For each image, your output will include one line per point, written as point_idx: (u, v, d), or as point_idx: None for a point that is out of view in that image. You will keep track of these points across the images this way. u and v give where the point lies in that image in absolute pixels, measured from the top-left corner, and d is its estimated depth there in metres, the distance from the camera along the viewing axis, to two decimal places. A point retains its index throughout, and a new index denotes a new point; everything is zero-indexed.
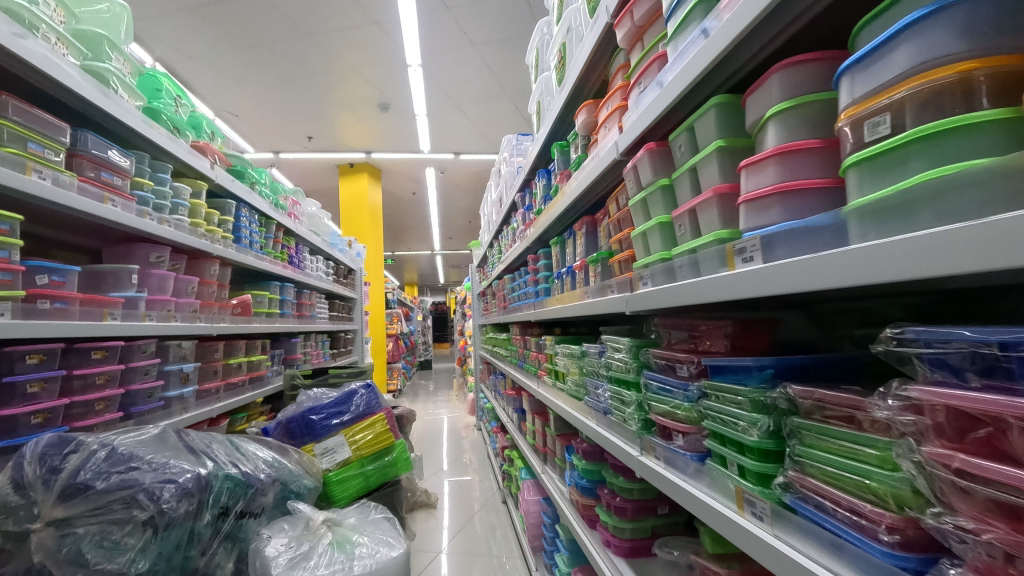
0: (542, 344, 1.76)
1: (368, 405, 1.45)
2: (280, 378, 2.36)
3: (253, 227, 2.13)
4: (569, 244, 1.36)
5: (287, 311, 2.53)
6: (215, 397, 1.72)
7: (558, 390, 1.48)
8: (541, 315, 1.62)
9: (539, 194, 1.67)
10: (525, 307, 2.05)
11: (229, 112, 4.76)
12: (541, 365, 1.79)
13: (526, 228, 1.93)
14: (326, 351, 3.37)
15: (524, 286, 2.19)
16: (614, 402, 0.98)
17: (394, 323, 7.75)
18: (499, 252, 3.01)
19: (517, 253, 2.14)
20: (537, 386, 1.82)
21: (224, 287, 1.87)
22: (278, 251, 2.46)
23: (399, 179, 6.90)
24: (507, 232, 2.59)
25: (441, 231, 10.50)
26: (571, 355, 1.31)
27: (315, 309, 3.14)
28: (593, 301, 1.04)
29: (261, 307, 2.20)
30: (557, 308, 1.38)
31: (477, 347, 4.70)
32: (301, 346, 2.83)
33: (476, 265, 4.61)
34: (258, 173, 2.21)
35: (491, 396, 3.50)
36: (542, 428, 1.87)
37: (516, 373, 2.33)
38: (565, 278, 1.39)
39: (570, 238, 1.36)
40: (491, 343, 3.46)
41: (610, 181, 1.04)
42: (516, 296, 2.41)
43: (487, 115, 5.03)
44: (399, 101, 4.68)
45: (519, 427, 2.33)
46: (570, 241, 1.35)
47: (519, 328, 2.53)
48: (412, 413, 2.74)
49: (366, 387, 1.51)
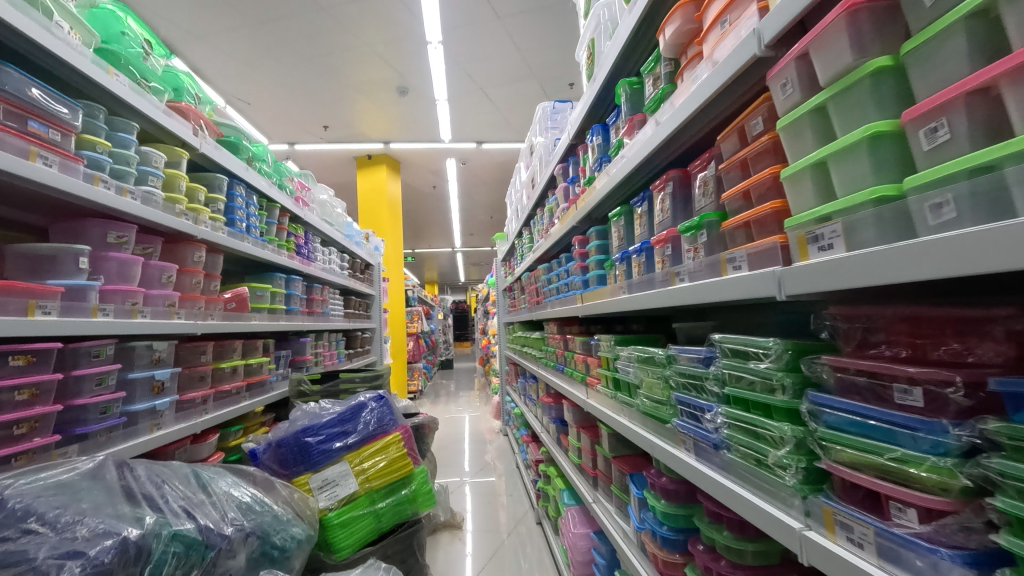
0: (593, 346, 1.44)
1: (380, 423, 1.14)
2: (285, 383, 2.08)
3: (251, 209, 1.84)
4: (639, 216, 1.05)
5: (295, 308, 2.26)
6: (200, 409, 1.44)
7: (621, 405, 1.16)
8: (592, 309, 1.31)
9: (591, 159, 1.34)
10: (566, 300, 1.73)
11: (241, 100, 4.53)
12: (592, 370, 1.46)
13: (569, 205, 1.61)
14: (341, 350, 3.10)
15: (565, 275, 1.87)
16: (737, 433, 0.66)
17: (414, 322, 7.49)
18: (530, 241, 2.69)
19: (555, 238, 1.82)
20: (586, 396, 1.49)
21: (215, 278, 1.59)
22: (283, 239, 2.18)
23: (419, 171, 6.62)
24: (541, 216, 2.27)
25: (462, 227, 10.21)
26: (647, 360, 0.98)
27: (328, 306, 2.86)
28: (697, 285, 0.72)
29: (262, 302, 1.92)
30: (621, 300, 1.06)
31: (502, 347, 4.39)
32: (311, 347, 2.55)
33: (501, 259, 4.30)
34: (257, 151, 1.93)
35: (521, 402, 3.18)
36: (590, 446, 1.55)
37: (553, 378, 2.00)
38: (632, 258, 1.07)
39: (639, 207, 1.04)
40: (520, 342, 3.15)
41: (729, 102, 0.71)
42: (553, 289, 2.10)
43: (511, 98, 4.71)
44: (419, 84, 4.40)
45: (558, 441, 2.01)
46: (642, 209, 1.03)
47: (555, 326, 2.22)
48: (434, 421, 2.45)
49: (379, 399, 1.20)
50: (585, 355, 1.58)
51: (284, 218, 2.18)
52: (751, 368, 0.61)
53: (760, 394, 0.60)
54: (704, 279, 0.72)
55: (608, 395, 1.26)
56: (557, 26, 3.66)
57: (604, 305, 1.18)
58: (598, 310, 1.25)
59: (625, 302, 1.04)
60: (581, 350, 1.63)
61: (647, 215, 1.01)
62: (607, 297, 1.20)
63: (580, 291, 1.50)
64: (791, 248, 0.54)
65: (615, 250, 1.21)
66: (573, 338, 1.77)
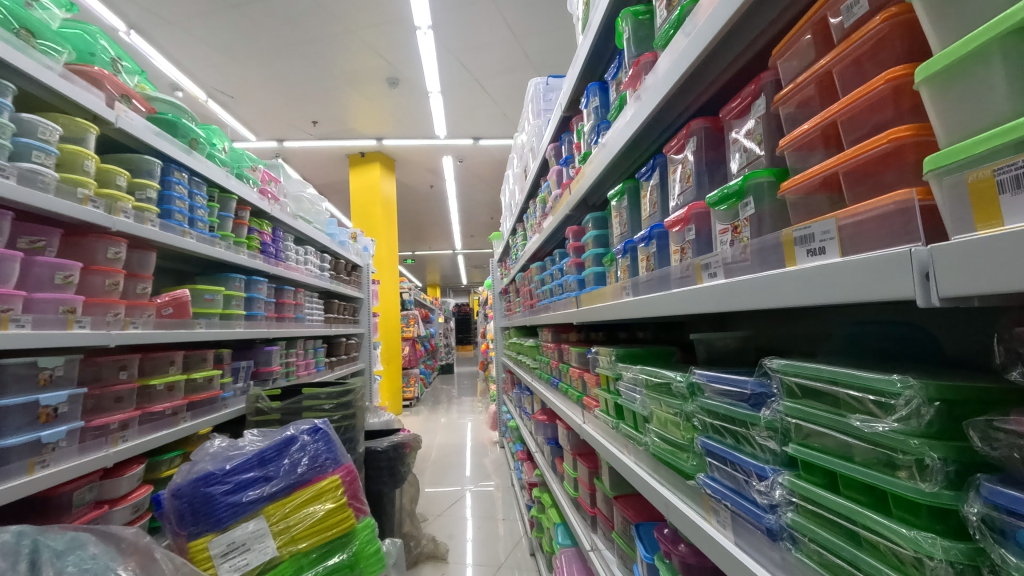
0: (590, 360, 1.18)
1: (315, 461, 0.90)
2: (242, 399, 1.83)
3: (197, 200, 1.60)
4: (648, 192, 0.80)
5: (257, 313, 2.01)
6: (116, 437, 1.19)
7: (625, 438, 0.90)
8: (588, 317, 1.05)
9: (587, 127, 1.09)
10: (560, 307, 1.47)
11: (223, 93, 4.30)
12: (588, 388, 1.21)
13: (562, 191, 1.36)
14: (319, 359, 2.85)
15: (560, 274, 1.61)
16: (813, 523, 0.40)
17: (411, 326, 7.25)
18: (524, 238, 2.43)
19: (549, 230, 1.56)
20: (581, 420, 1.24)
21: (143, 280, 1.35)
22: (242, 236, 1.93)
23: (415, 169, 6.38)
24: (534, 209, 2.01)
25: (461, 228, 9.96)
26: (659, 386, 0.73)
27: (303, 311, 2.62)
28: (740, 282, 0.47)
29: (212, 307, 1.68)
30: (626, 306, 0.81)
31: (498, 353, 4.14)
32: (281, 356, 2.31)
33: (497, 260, 4.05)
34: (207, 135, 1.68)
35: (516, 415, 2.92)
36: (587, 479, 1.30)
37: (548, 393, 1.75)
38: (638, 249, 0.82)
39: (649, 180, 0.79)
40: (515, 349, 2.91)
41: None
42: (546, 291, 1.85)
43: (508, 90, 4.47)
44: (410, 75, 4.17)
45: (553, 466, 1.75)
46: (653, 180, 0.78)
47: (549, 333, 1.97)
48: (416, 439, 2.20)
49: (315, 431, 0.96)
50: (581, 370, 1.33)
51: (245, 213, 1.93)
52: (847, 423, 0.36)
53: (863, 468, 0.35)
54: (754, 273, 0.47)
55: (609, 423, 1.01)
56: (556, 10, 3.42)
57: (603, 313, 0.93)
58: (595, 315, 1.00)
59: (632, 308, 0.78)
60: (578, 363, 1.37)
61: (659, 189, 0.76)
62: (608, 301, 0.95)
63: (575, 294, 1.25)
64: (943, 209, 0.29)
65: (616, 240, 0.96)
66: (568, 348, 1.52)
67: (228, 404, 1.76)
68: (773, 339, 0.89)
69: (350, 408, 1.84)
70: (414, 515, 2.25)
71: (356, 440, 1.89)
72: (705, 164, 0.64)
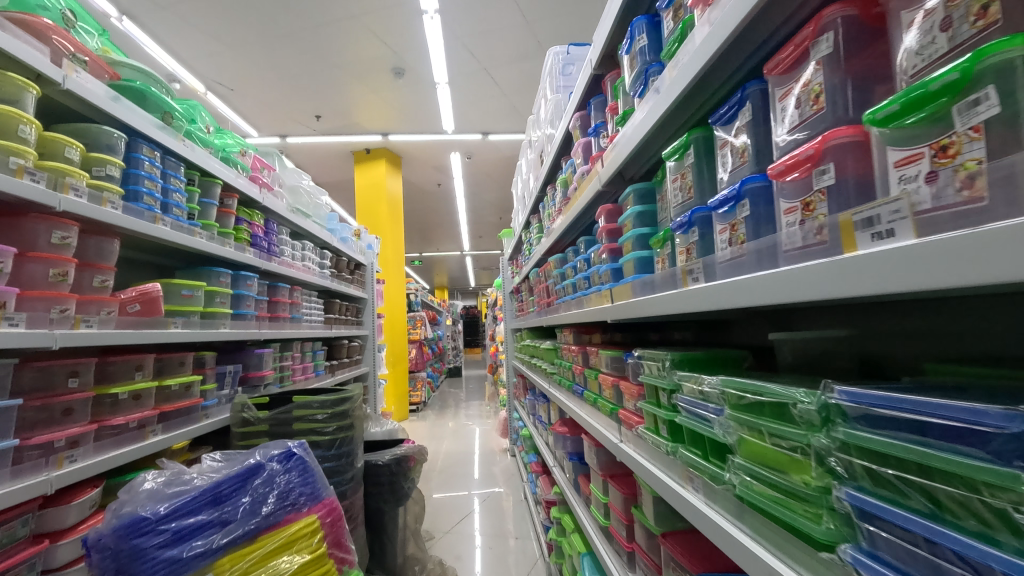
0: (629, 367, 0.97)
1: (273, 512, 0.86)
2: (226, 408, 1.64)
3: (175, 183, 1.42)
4: (735, 139, 0.59)
5: (246, 312, 1.82)
6: (61, 457, 1.00)
7: (686, 469, 0.69)
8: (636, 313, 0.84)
9: (628, 78, 0.89)
10: (586, 303, 1.26)
11: (223, 85, 4.14)
12: (626, 400, 1.00)
13: (591, 166, 1.16)
14: (318, 363, 2.66)
15: (584, 265, 1.39)
16: None
17: (418, 327, 7.06)
18: (540, 231, 2.22)
19: (574, 215, 1.36)
20: (617, 437, 1.03)
21: (102, 271, 1.16)
22: (229, 226, 1.74)
23: (421, 166, 6.20)
24: (552, 196, 1.81)
25: (469, 228, 9.77)
26: (753, 406, 0.52)
27: (300, 310, 2.43)
28: (992, 231, 0.27)
29: (191, 305, 1.50)
30: (703, 295, 0.60)
31: (508, 356, 3.93)
32: (274, 359, 2.12)
33: (508, 259, 3.85)
34: (187, 110, 1.49)
35: (531, 423, 2.71)
36: (624, 507, 1.10)
37: (570, 402, 1.54)
38: (715, 220, 0.62)
39: (739, 121, 0.58)
40: (528, 352, 2.71)
41: None
42: (566, 286, 1.65)
43: (518, 81, 4.28)
44: (416, 65, 3.99)
45: (576, 485, 1.55)
46: (744, 120, 0.57)
47: (569, 334, 1.77)
48: (421, 452, 1.99)
49: (285, 462, 0.95)
50: (615, 377, 1.12)
51: (232, 200, 1.74)
52: None
53: None
54: (1009, 219, 0.27)
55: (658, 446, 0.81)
56: None
57: (660, 307, 0.72)
58: (643, 310, 0.79)
59: (715, 296, 0.58)
60: (610, 369, 1.17)
61: (764, 132, 0.56)
62: (665, 292, 0.74)
63: (609, 286, 1.04)
64: None
65: (670, 214, 0.75)
66: (595, 351, 1.31)
67: (209, 415, 1.57)
68: (882, 338, 0.68)
69: (347, 418, 1.65)
70: (419, 534, 2.04)
71: (354, 454, 1.69)
72: (851, 80, 0.44)
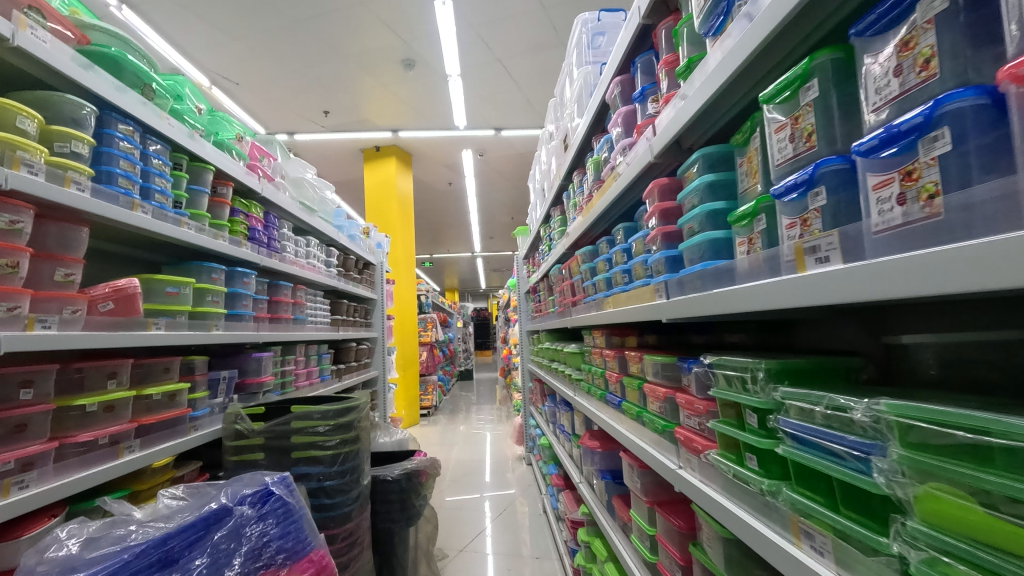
0: (694, 378, 0.79)
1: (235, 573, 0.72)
2: (219, 419, 1.48)
3: (158, 165, 1.26)
4: (913, 45, 0.40)
5: (242, 312, 1.66)
6: (8, 483, 0.83)
7: (793, 519, 0.51)
8: (718, 311, 0.65)
9: (699, 14, 0.71)
10: (627, 301, 1.08)
11: (228, 79, 4.02)
12: (687, 417, 0.82)
13: (636, 137, 0.98)
14: (323, 367, 2.50)
15: (620, 257, 1.21)
16: None
17: (428, 330, 6.89)
18: (562, 225, 2.05)
19: (610, 199, 1.17)
20: (674, 463, 0.85)
21: (66, 264, 1.00)
22: (222, 218, 1.58)
23: (432, 165, 6.05)
24: (579, 182, 1.62)
25: (481, 229, 9.60)
26: (959, 450, 0.34)
27: (304, 311, 2.27)
28: None
29: (179, 303, 1.34)
30: (859, 275, 0.41)
31: (523, 360, 3.75)
32: (275, 364, 1.96)
33: (523, 257, 3.67)
34: (172, 86, 1.34)
35: (550, 432, 2.52)
36: (679, 545, 0.91)
37: (602, 414, 1.36)
38: (871, 170, 0.44)
39: (923, 11, 0.40)
40: (548, 356, 2.53)
41: None
42: (594, 283, 1.48)
43: (534, 72, 4.10)
44: (427, 56, 3.83)
45: (609, 508, 1.36)
46: (931, 12, 0.39)
47: (598, 336, 1.59)
48: (434, 465, 1.82)
49: (260, 504, 0.83)
50: (668, 389, 0.94)
51: (225, 188, 1.58)
52: None
53: None
54: None
55: (739, 480, 0.63)
56: None
57: (767, 299, 0.53)
58: (732, 304, 0.61)
59: (890, 275, 0.39)
60: (661, 378, 0.98)
61: (984, 16, 0.37)
62: (769, 280, 0.56)
63: (665, 278, 0.85)
64: None
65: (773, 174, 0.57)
66: (637, 356, 1.13)
67: (198, 427, 1.40)
68: None
69: (352, 430, 1.47)
70: (431, 555, 1.87)
71: (360, 470, 1.52)
72: None
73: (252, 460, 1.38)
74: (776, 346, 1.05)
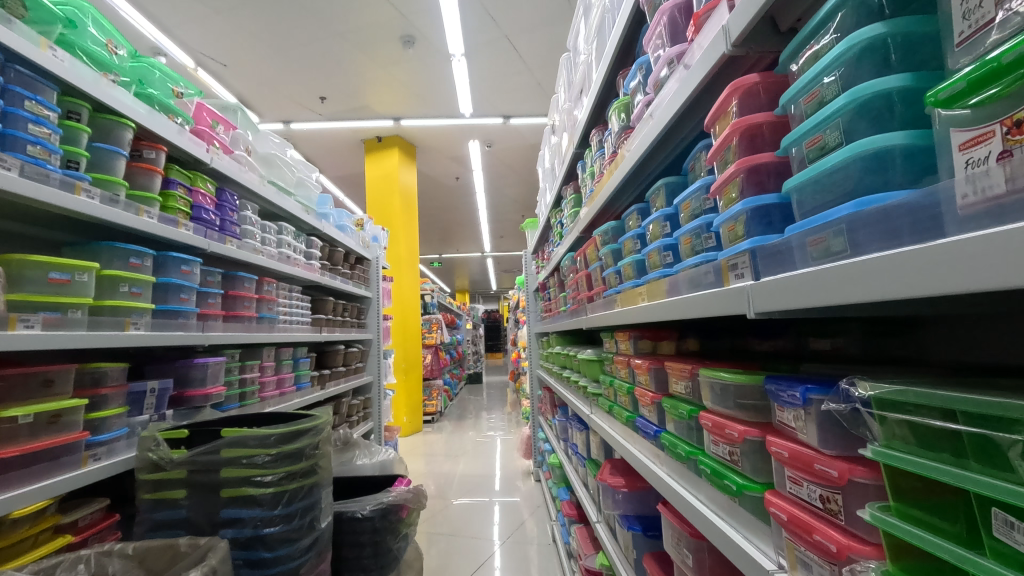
0: (816, 418, 0.45)
1: None
2: (133, 445, 1.16)
3: (30, 109, 0.93)
4: None
5: (177, 307, 1.34)
6: None
7: None
8: (911, 294, 0.31)
9: None
10: (673, 290, 0.74)
11: (215, 60, 3.75)
12: (795, 485, 0.49)
13: (696, 31, 0.66)
14: (301, 374, 2.19)
15: (656, 229, 0.87)
16: None
17: (434, 331, 6.58)
18: (574, 205, 1.70)
19: (646, 146, 0.84)
20: (763, 555, 0.51)
21: None
22: (152, 189, 1.27)
23: (438, 157, 5.75)
24: (597, 143, 1.29)
25: (491, 228, 9.29)
26: None
27: (275, 309, 1.96)
28: None
29: (72, 294, 1.02)
30: None
31: (532, 365, 3.41)
32: (232, 371, 1.65)
33: (532, 252, 3.33)
34: (65, 10, 1.03)
35: (562, 450, 2.18)
36: None
37: (629, 445, 1.01)
38: None
39: None
40: (559, 362, 2.19)
41: None
42: (615, 273, 1.15)
43: (544, 51, 3.78)
44: (428, 33, 3.52)
45: (638, 571, 1.02)
46: None
47: (617, 341, 1.26)
48: (419, 497, 1.50)
49: None
50: (746, 426, 0.60)
51: (154, 153, 1.27)
52: None
53: None
54: None
55: None
56: None
57: None
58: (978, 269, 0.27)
59: None
60: (732, 409, 0.64)
61: None
62: None
63: (751, 245, 0.51)
64: None
65: None
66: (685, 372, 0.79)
67: (96, 460, 1.06)
68: None
69: (303, 461, 1.14)
70: None
71: (318, 509, 1.20)
72: None
73: (172, 499, 1.06)
74: (903, 359, 0.70)
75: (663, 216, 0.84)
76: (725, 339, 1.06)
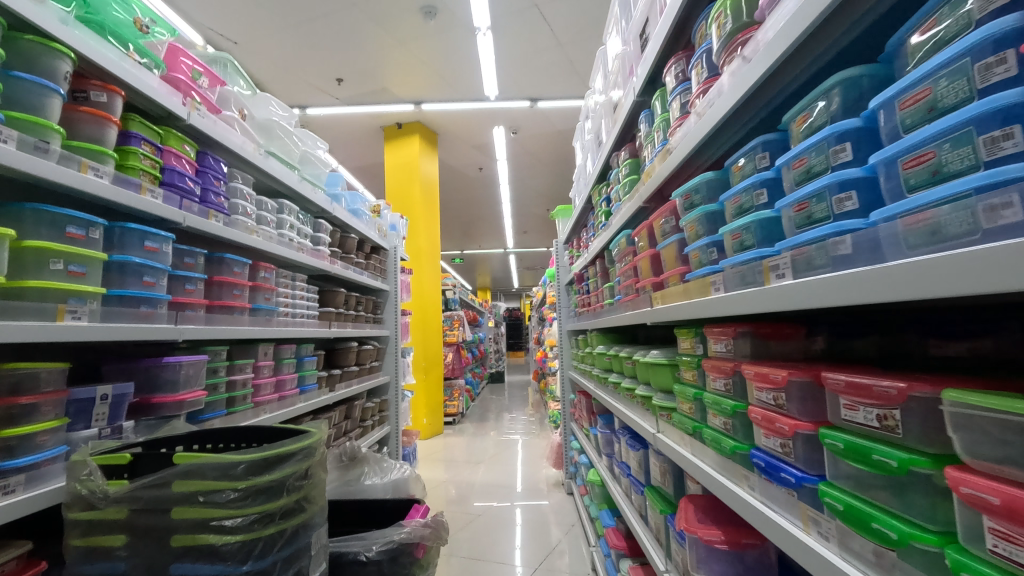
0: None
1: None
2: (61, 470, 0.88)
3: None
4: None
5: (138, 292, 1.06)
6: None
7: None
8: None
9: None
10: (882, 254, 0.47)
11: (225, 37, 3.52)
12: None
13: None
14: (306, 375, 1.92)
15: (818, 162, 0.59)
16: None
17: (455, 329, 6.30)
18: (629, 173, 1.39)
19: (806, 27, 0.53)
20: None
21: None
22: (105, 143, 1.01)
23: (461, 146, 5.47)
24: (673, 78, 0.98)
25: (513, 222, 8.99)
26: None
27: (274, 299, 1.69)
28: None
29: None
30: None
31: (563, 367, 3.10)
32: (218, 371, 1.37)
33: (565, 241, 3.03)
34: None
35: (604, 467, 1.87)
36: None
37: (740, 490, 0.69)
38: None
39: None
40: (602, 364, 1.89)
41: None
42: (701, 247, 0.84)
43: (577, 23, 3.46)
44: (452, 4, 3.23)
45: None
46: None
47: (696, 339, 0.95)
48: (440, 529, 1.20)
49: None
50: None
51: (105, 95, 1.00)
52: None
53: None
54: None
55: None
56: None
57: None
58: None
59: None
60: None
61: None
62: None
63: None
64: None
65: None
66: (881, 402, 0.46)
67: (7, 494, 0.78)
68: None
69: (286, 495, 0.86)
70: None
71: (308, 557, 0.91)
72: None
73: (107, 549, 0.76)
74: None
75: (834, 135, 0.56)
76: (876, 338, 0.73)
